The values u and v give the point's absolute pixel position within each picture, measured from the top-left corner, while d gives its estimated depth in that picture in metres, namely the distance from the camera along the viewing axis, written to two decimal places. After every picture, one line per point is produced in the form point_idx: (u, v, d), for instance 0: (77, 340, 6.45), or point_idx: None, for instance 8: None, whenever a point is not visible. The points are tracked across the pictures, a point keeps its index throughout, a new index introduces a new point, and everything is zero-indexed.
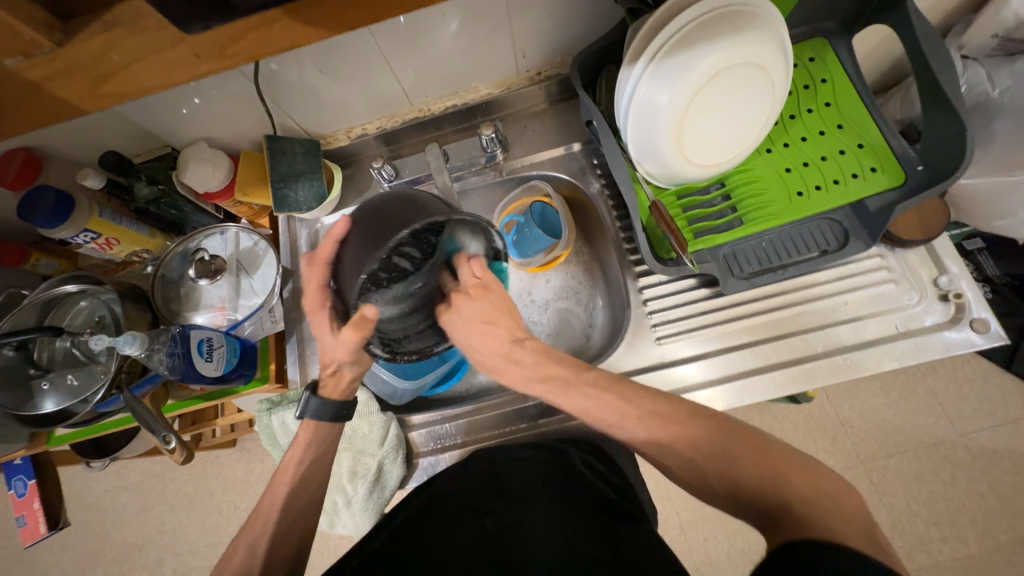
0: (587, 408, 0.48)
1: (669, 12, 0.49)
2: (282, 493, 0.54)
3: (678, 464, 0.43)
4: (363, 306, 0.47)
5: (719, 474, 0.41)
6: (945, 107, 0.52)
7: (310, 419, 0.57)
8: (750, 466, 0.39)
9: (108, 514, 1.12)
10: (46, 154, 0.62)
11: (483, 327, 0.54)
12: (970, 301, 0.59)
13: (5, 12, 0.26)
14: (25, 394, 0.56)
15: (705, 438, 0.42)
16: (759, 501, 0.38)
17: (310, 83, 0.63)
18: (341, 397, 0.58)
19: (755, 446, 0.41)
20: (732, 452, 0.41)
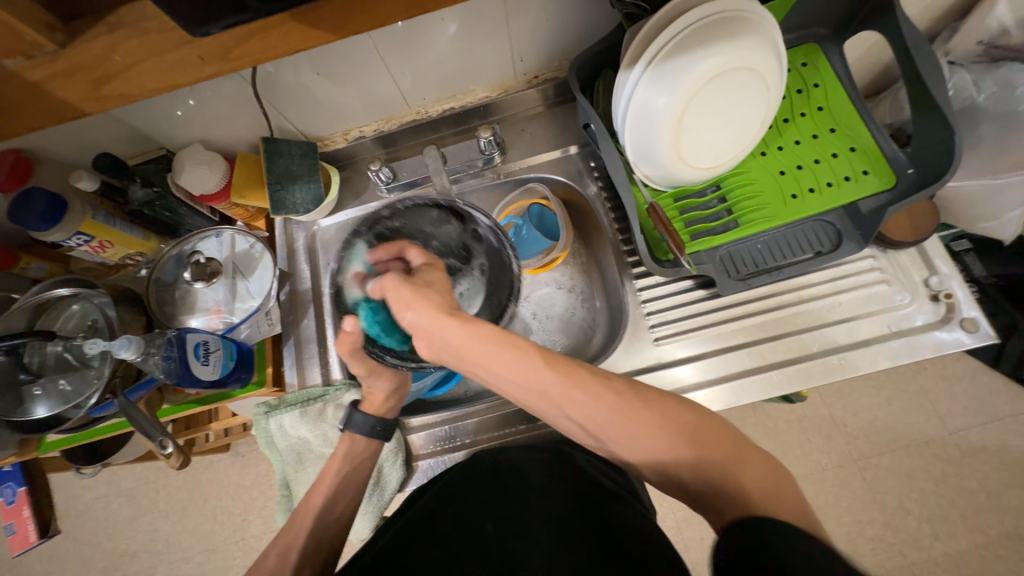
0: (552, 379, 0.43)
1: (666, 17, 0.49)
2: (313, 503, 0.56)
3: (647, 439, 0.41)
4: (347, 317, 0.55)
5: (685, 453, 0.41)
6: (933, 113, 0.54)
7: (353, 432, 0.59)
8: (719, 451, 0.40)
9: (100, 521, 1.10)
10: (36, 155, 0.61)
11: (417, 296, 0.47)
12: (960, 300, 0.60)
13: (6, 12, 0.26)
14: (18, 399, 0.56)
15: (681, 419, 0.42)
16: (718, 485, 0.39)
17: (307, 85, 0.62)
18: (378, 414, 0.61)
19: (721, 441, 0.41)
20: (705, 436, 0.41)
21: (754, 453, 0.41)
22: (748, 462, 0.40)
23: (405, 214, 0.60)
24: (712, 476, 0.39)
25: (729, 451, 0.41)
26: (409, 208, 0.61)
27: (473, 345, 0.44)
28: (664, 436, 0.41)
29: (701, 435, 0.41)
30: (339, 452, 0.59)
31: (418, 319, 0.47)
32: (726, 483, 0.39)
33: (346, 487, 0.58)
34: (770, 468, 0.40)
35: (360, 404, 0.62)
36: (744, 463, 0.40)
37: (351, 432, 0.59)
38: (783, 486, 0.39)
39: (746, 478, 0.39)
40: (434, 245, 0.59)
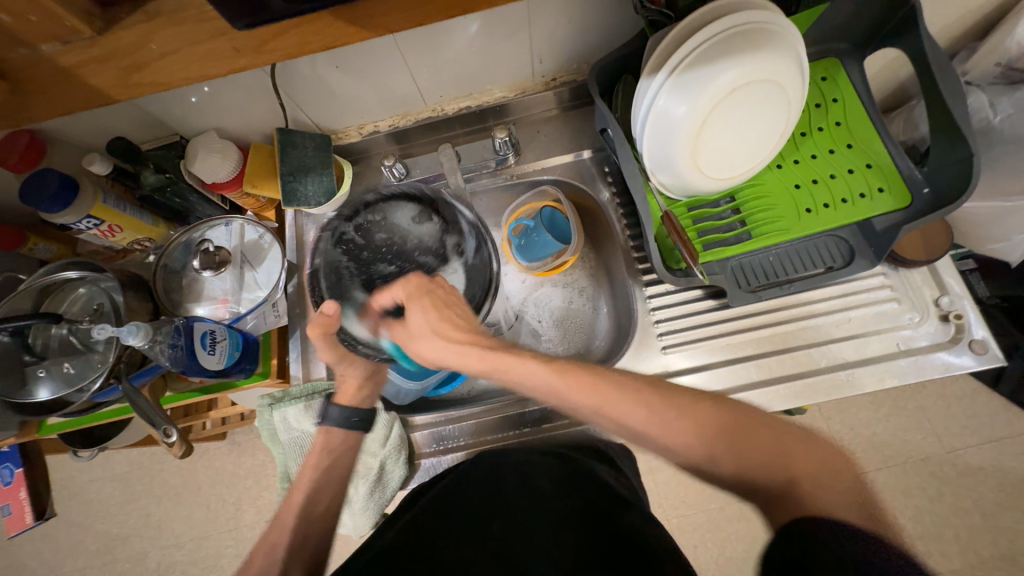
0: (581, 399, 0.47)
1: (690, 27, 0.49)
2: (297, 499, 0.56)
3: (683, 442, 0.43)
4: (325, 303, 0.50)
5: (718, 448, 0.42)
6: (951, 135, 0.54)
7: (330, 426, 0.60)
8: (753, 434, 0.42)
9: (93, 505, 1.10)
10: (50, 136, 0.61)
11: (433, 329, 0.52)
12: (971, 321, 0.60)
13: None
14: (21, 380, 0.55)
15: (705, 422, 0.43)
16: (762, 480, 0.40)
17: (324, 77, 0.62)
18: (352, 405, 0.61)
19: (756, 427, 0.43)
20: (739, 430, 0.42)
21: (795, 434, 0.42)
22: (786, 443, 0.41)
23: (387, 208, 0.54)
24: (749, 465, 0.41)
25: (767, 433, 0.42)
26: (388, 198, 0.55)
27: (490, 367, 0.52)
28: (693, 437, 0.43)
29: (734, 429, 0.43)
30: (315, 446, 0.59)
31: (435, 353, 0.54)
32: (764, 470, 0.40)
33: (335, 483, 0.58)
34: (814, 452, 0.41)
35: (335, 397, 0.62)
36: (784, 446, 0.41)
37: (327, 425, 0.60)
38: (832, 472, 0.39)
39: (790, 462, 0.40)
40: (412, 242, 0.54)
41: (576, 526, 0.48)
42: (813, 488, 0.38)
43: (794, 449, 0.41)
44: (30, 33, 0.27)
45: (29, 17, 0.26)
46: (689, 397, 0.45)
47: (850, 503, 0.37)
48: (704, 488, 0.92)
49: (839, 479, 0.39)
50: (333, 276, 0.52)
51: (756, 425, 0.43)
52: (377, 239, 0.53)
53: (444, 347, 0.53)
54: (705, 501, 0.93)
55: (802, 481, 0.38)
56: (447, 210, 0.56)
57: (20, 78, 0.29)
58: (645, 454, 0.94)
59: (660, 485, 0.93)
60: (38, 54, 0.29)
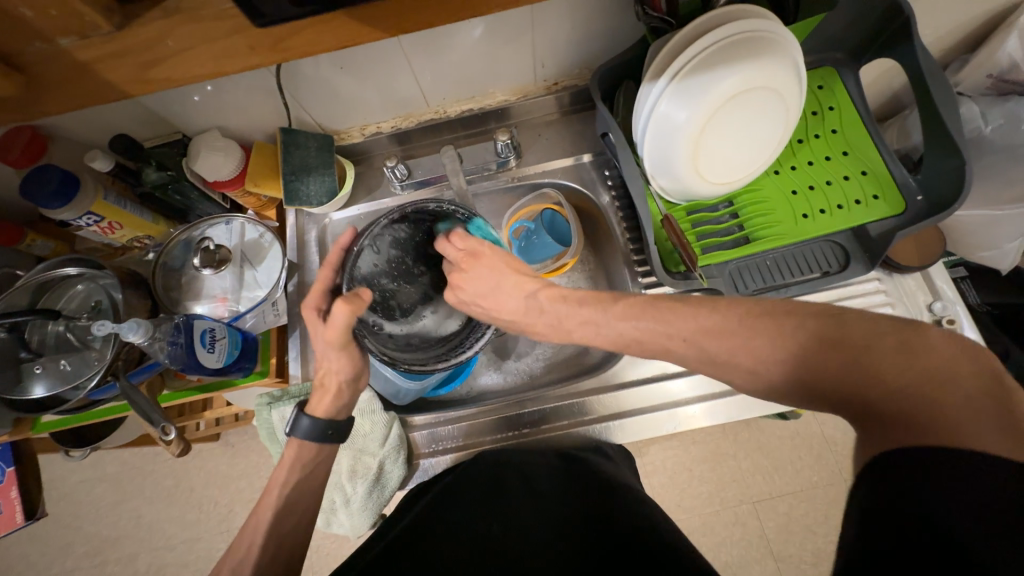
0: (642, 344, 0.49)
1: (692, 33, 0.50)
2: (262, 518, 0.55)
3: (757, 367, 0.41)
4: (361, 289, 0.52)
5: (803, 374, 0.38)
6: (943, 144, 0.55)
7: (301, 438, 0.57)
8: (844, 352, 0.36)
9: (82, 506, 1.08)
10: (52, 132, 0.61)
11: (499, 285, 0.57)
12: (963, 327, 0.61)
13: None
14: (16, 376, 0.55)
15: (774, 354, 0.40)
16: (854, 403, 0.35)
17: (328, 78, 0.62)
18: (329, 415, 0.58)
19: (839, 341, 0.37)
20: (821, 347, 0.37)
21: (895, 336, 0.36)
22: (874, 346, 0.35)
23: (407, 229, 0.57)
24: (841, 386, 0.36)
25: (855, 341, 0.36)
26: (405, 218, 0.56)
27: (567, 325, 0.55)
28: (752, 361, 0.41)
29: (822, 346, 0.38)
30: (287, 457, 0.58)
31: (506, 297, 0.58)
32: (855, 393, 0.35)
33: (311, 492, 0.58)
34: (921, 359, 0.33)
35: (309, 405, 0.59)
36: (874, 355, 0.35)
37: (297, 437, 0.57)
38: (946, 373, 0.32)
39: (886, 372, 0.34)
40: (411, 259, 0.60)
41: (573, 524, 0.50)
42: (928, 400, 0.31)
43: (886, 361, 0.34)
44: (50, 28, 0.28)
45: (50, 13, 0.27)
46: (755, 326, 0.41)
47: (987, 404, 0.30)
48: (701, 492, 0.93)
49: (964, 385, 0.31)
50: (369, 276, 0.55)
51: (838, 340, 0.37)
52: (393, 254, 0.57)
53: (517, 299, 0.58)
54: (700, 506, 0.93)
55: (900, 405, 0.33)
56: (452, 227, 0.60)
57: (36, 71, 0.30)
58: (643, 457, 0.95)
59: (656, 489, 0.93)
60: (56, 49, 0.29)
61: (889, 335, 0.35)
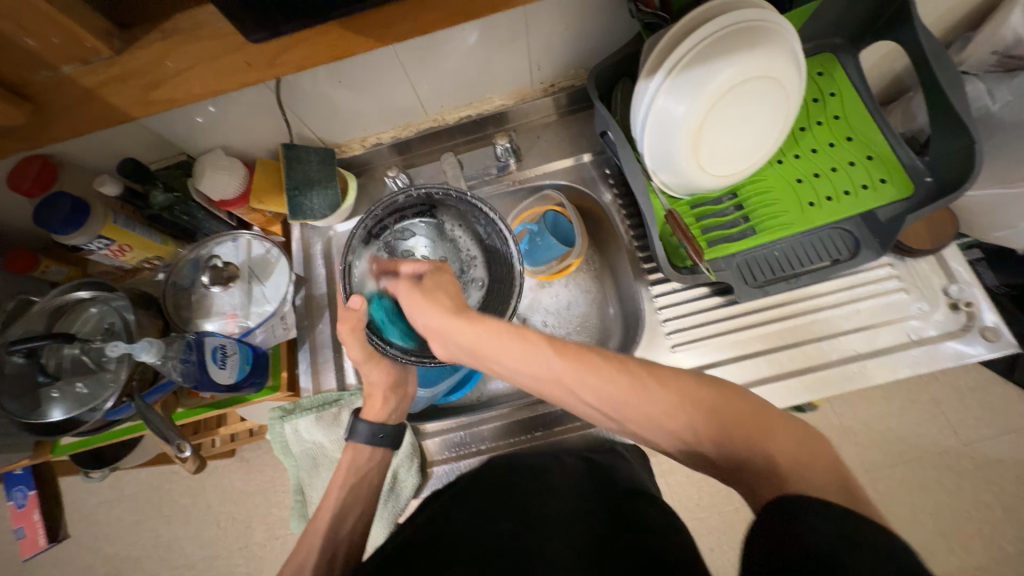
0: (567, 368, 0.42)
1: (685, 27, 0.50)
2: (320, 524, 0.55)
3: (661, 419, 0.40)
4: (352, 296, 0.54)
5: (705, 428, 0.39)
6: (949, 123, 0.54)
7: (357, 443, 0.60)
8: (739, 418, 0.39)
9: (103, 527, 1.09)
10: (61, 160, 0.62)
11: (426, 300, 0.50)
12: (981, 308, 0.60)
13: (69, 19, 0.27)
14: (35, 401, 0.56)
15: (698, 396, 0.41)
16: (743, 460, 0.38)
17: (327, 92, 0.63)
18: (380, 420, 0.61)
19: (745, 411, 0.40)
20: (722, 406, 0.40)
21: (773, 415, 0.40)
22: (770, 426, 0.39)
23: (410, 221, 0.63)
24: (741, 456, 0.38)
25: (748, 418, 0.39)
26: (408, 212, 0.62)
27: (488, 341, 0.45)
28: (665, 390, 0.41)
29: (716, 409, 0.40)
30: (342, 466, 0.59)
31: (430, 319, 0.49)
32: (751, 450, 0.38)
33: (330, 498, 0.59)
34: (796, 433, 0.39)
35: (361, 413, 0.62)
36: (769, 432, 0.38)
37: (355, 441, 0.60)
38: (809, 450, 0.38)
39: (772, 444, 0.38)
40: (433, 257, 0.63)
41: (598, 517, 0.48)
42: (807, 480, 0.35)
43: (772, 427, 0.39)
44: (53, 56, 0.29)
45: (53, 40, 0.28)
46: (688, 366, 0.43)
47: (840, 495, 0.34)
48: (718, 490, 0.91)
49: (821, 464, 0.37)
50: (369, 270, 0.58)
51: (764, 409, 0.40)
52: (406, 246, 0.63)
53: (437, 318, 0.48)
54: (719, 503, 0.91)
55: (785, 466, 0.36)
56: (450, 213, 0.63)
57: (41, 98, 0.30)
58: (658, 457, 0.94)
59: (672, 488, 0.92)
60: (61, 75, 0.30)
61: (784, 417, 0.40)
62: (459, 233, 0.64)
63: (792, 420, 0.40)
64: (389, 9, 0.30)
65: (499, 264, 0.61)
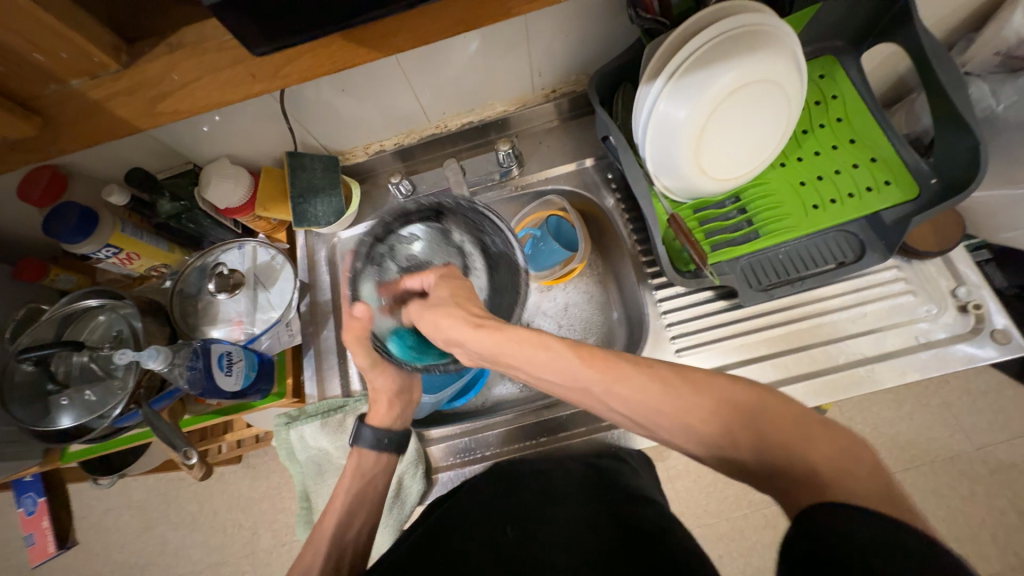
0: (591, 375, 0.44)
1: (686, 32, 0.50)
2: (325, 529, 0.56)
3: (694, 425, 0.40)
4: (355, 303, 0.57)
5: (739, 436, 0.39)
6: (954, 125, 0.54)
7: (362, 446, 0.60)
8: (774, 423, 0.38)
9: (111, 534, 1.10)
10: (71, 170, 0.63)
11: (442, 315, 0.51)
12: (990, 311, 0.59)
13: (76, 35, 0.28)
14: (45, 409, 0.56)
15: (730, 399, 0.40)
16: (778, 467, 0.37)
17: (331, 101, 0.64)
18: (384, 424, 0.61)
19: (784, 417, 0.39)
20: (754, 412, 0.39)
21: (813, 421, 0.38)
22: (810, 433, 0.37)
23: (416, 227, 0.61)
24: (779, 462, 0.37)
25: (789, 425, 0.38)
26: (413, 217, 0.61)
27: (507, 347, 0.47)
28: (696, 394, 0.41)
29: (750, 413, 0.39)
30: (348, 468, 0.60)
31: (450, 330, 0.50)
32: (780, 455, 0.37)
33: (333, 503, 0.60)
34: (838, 437, 0.37)
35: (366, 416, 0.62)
36: (810, 439, 0.37)
37: (360, 445, 0.60)
38: (852, 456, 0.36)
39: (814, 453, 0.36)
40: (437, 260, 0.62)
41: (600, 523, 0.47)
42: (853, 488, 0.34)
43: (814, 431, 0.38)
44: (61, 70, 0.29)
45: (61, 55, 0.28)
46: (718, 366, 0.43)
47: (884, 501, 0.33)
48: (726, 496, 0.90)
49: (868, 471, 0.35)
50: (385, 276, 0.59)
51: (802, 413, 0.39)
52: (412, 252, 0.61)
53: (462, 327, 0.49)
54: (727, 509, 0.90)
55: (826, 471, 0.35)
56: (459, 223, 0.62)
57: (50, 111, 0.31)
58: (665, 463, 0.93)
59: (679, 493, 0.91)
60: (68, 89, 0.30)
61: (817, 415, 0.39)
62: (465, 241, 0.62)
63: (831, 427, 0.38)
64: (389, 20, 0.30)
65: (505, 271, 0.61)
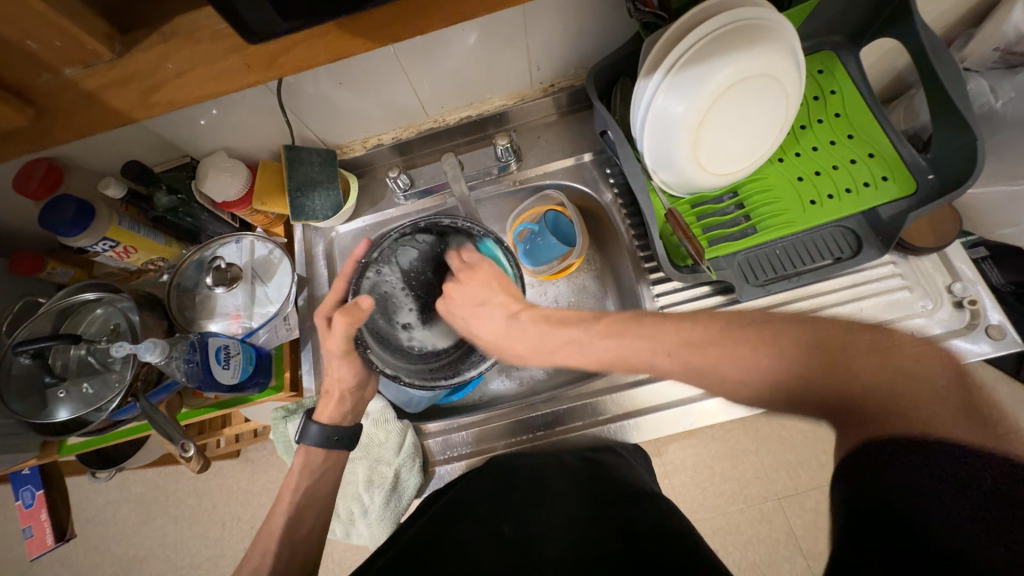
0: (632, 340, 0.49)
1: (686, 24, 0.50)
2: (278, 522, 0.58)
3: (755, 374, 0.42)
4: (362, 297, 0.52)
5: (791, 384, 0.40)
6: (952, 120, 0.53)
7: (307, 444, 0.59)
8: (840, 359, 0.38)
9: (110, 527, 1.10)
10: (66, 163, 0.63)
11: (482, 308, 0.58)
12: (985, 307, 0.60)
13: (67, 24, 0.28)
14: (42, 402, 0.56)
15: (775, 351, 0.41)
16: (843, 402, 0.36)
17: (328, 94, 0.63)
18: (333, 422, 0.60)
19: (841, 342, 0.39)
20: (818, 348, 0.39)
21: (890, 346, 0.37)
22: (876, 357, 0.37)
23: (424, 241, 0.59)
24: (828, 395, 0.38)
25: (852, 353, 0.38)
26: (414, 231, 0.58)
27: (553, 352, 0.55)
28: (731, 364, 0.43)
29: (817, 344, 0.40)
30: (295, 466, 0.60)
31: (481, 324, 0.58)
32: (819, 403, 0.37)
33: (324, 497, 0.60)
34: (910, 359, 0.36)
35: (315, 413, 0.61)
36: (862, 362, 0.37)
37: (305, 445, 0.59)
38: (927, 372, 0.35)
39: (879, 380, 0.35)
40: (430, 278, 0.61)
41: (593, 525, 0.47)
42: (923, 412, 0.32)
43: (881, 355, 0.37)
44: (55, 60, 0.29)
45: (54, 44, 0.28)
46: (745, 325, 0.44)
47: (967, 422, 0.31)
48: (722, 490, 0.91)
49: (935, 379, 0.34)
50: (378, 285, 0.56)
51: (835, 349, 0.39)
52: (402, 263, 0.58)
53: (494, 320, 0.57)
54: (723, 504, 0.91)
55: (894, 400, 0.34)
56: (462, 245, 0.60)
57: (43, 101, 0.31)
58: (661, 457, 0.93)
59: (676, 488, 0.91)
60: (61, 78, 0.30)
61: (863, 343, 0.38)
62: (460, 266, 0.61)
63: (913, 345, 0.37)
64: (385, 11, 0.30)
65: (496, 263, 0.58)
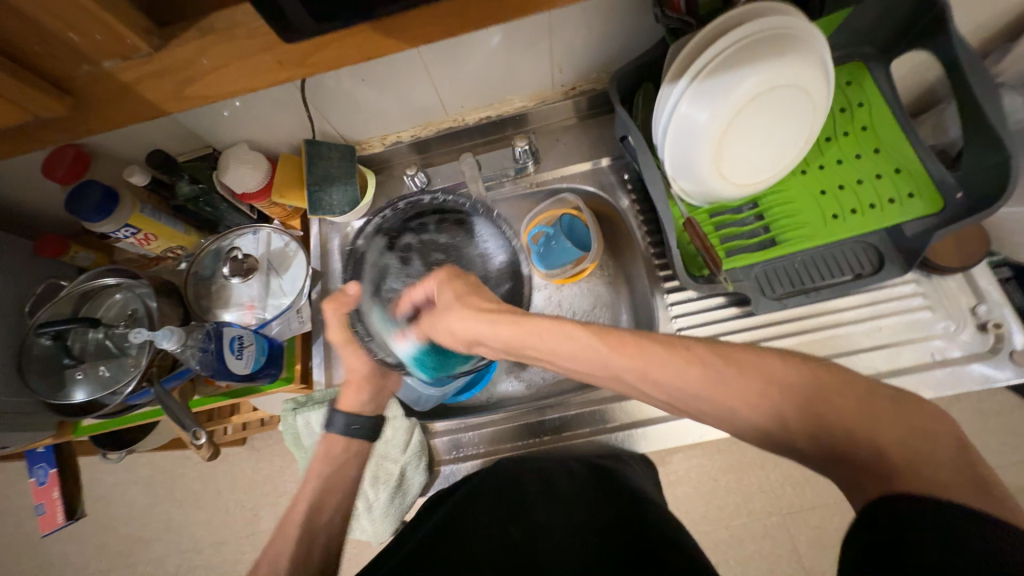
0: (622, 363, 0.44)
1: (712, 32, 0.49)
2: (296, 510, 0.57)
3: (751, 413, 0.39)
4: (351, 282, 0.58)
5: (795, 419, 0.38)
6: (986, 138, 0.52)
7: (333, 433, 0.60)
8: (834, 406, 0.37)
9: (116, 508, 1.12)
10: (94, 150, 0.64)
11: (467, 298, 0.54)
12: (1011, 331, 0.58)
13: (108, 16, 0.28)
14: (60, 383, 0.57)
15: (791, 383, 0.39)
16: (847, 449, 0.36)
17: (350, 90, 0.64)
18: (357, 408, 0.62)
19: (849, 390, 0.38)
20: (813, 388, 0.38)
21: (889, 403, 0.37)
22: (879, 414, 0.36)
23: (450, 231, 0.65)
24: (827, 442, 0.37)
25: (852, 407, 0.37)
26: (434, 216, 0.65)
27: (528, 337, 0.48)
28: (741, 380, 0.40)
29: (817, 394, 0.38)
30: (316, 452, 0.60)
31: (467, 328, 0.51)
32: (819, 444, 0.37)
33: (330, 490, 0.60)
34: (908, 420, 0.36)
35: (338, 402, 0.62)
36: (874, 419, 0.36)
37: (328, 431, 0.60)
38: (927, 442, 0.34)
39: (884, 434, 0.35)
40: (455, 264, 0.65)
41: (601, 529, 0.47)
42: (928, 468, 0.32)
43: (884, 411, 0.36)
44: (95, 51, 0.30)
45: (95, 37, 0.29)
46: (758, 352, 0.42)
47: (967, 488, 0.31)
48: (726, 504, 0.89)
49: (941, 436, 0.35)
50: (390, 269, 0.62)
51: (838, 390, 0.38)
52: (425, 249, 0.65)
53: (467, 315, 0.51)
54: (727, 518, 0.89)
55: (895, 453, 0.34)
56: (485, 225, 0.64)
57: (80, 91, 0.31)
58: (666, 466, 0.92)
59: (679, 498, 0.90)
60: (99, 70, 0.31)
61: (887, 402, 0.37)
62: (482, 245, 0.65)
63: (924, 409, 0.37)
64: (417, 12, 0.30)
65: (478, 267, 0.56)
